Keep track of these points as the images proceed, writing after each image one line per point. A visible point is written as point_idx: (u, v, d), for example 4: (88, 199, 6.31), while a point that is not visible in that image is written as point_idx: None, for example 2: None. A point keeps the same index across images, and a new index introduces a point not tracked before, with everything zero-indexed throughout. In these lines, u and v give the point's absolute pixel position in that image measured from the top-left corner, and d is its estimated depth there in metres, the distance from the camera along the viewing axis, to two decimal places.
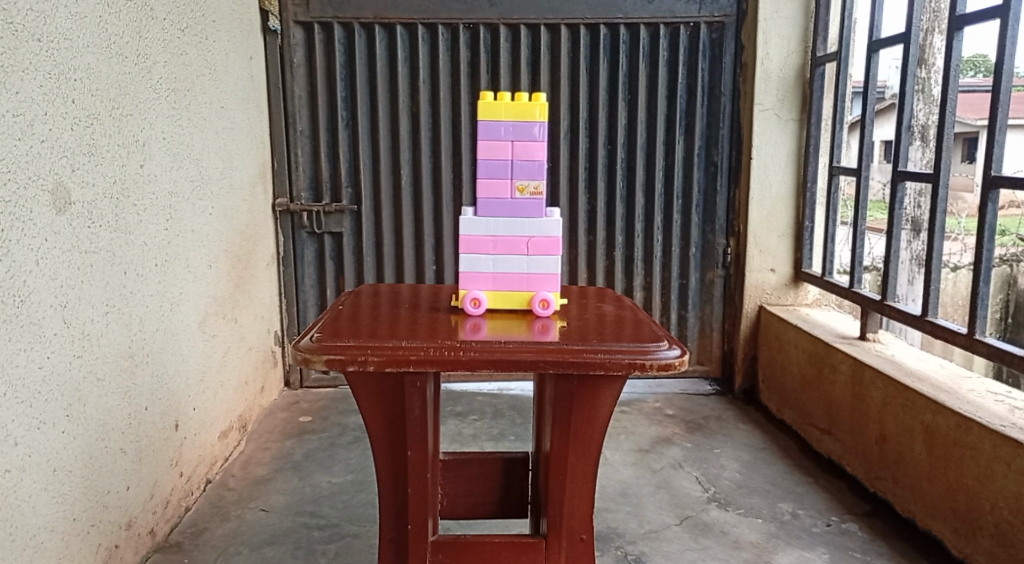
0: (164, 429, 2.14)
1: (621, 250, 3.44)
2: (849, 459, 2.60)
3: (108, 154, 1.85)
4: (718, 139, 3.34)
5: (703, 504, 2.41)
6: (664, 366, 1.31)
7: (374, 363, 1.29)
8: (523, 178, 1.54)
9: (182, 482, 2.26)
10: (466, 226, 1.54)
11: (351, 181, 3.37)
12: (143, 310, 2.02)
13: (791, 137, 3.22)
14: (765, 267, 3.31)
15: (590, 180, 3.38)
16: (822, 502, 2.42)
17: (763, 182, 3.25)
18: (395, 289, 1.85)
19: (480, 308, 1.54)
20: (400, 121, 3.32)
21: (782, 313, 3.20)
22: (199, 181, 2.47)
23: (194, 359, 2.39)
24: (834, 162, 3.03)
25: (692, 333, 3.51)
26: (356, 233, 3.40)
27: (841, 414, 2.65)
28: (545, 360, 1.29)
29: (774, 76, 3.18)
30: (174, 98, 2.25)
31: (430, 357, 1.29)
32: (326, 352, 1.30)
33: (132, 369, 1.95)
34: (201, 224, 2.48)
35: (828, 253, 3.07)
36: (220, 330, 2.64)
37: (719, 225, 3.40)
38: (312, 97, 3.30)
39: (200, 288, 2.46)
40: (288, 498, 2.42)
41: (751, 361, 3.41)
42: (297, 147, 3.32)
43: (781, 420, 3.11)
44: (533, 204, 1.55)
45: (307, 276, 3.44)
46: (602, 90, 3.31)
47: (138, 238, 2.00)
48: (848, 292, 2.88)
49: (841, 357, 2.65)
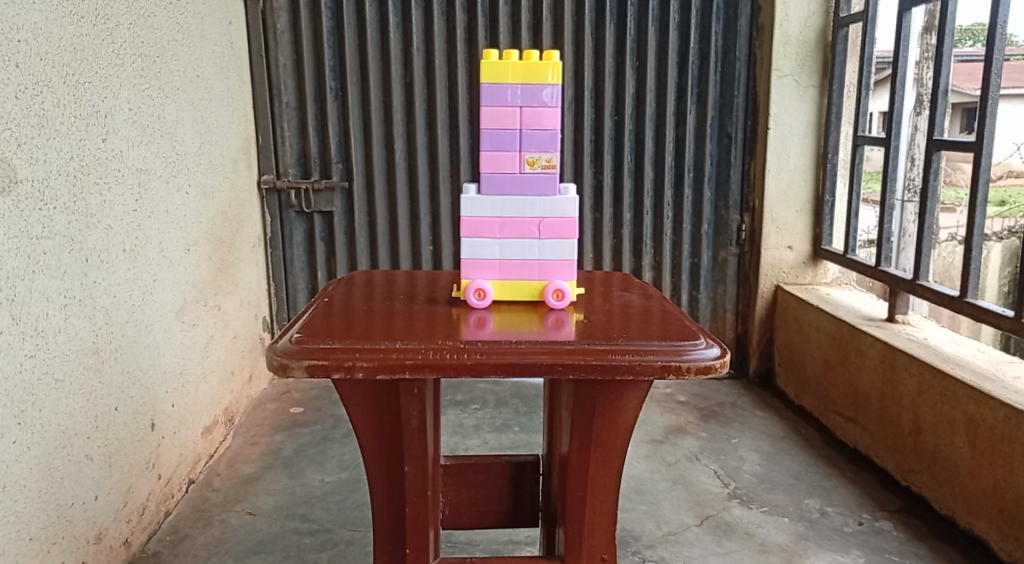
0: (137, 429, 1.95)
1: (629, 228, 3.23)
2: (877, 450, 2.43)
3: (61, 126, 1.65)
4: (733, 108, 3.14)
5: (725, 501, 2.24)
6: (702, 369, 1.11)
7: (364, 370, 1.09)
8: (534, 150, 1.34)
9: (160, 485, 2.09)
10: (467, 206, 1.35)
11: (341, 156, 3.16)
12: (110, 302, 1.83)
13: (811, 103, 3.02)
14: (782, 245, 3.13)
15: (596, 152, 3.16)
16: (852, 498, 2.25)
17: (781, 154, 3.06)
18: (387, 276, 1.67)
19: (485, 300, 1.34)
20: (394, 91, 3.10)
21: (801, 293, 3.02)
22: (173, 156, 2.26)
23: (173, 352, 2.20)
24: (859, 131, 2.83)
25: (704, 315, 3.31)
26: (347, 212, 3.20)
27: (869, 403, 2.47)
28: (564, 363, 1.10)
29: (794, 39, 2.98)
30: (141, 64, 2.04)
31: (431, 361, 1.09)
32: (308, 356, 1.10)
33: (98, 366, 1.76)
34: (177, 205, 2.28)
35: (851, 229, 2.89)
36: (200, 319, 2.44)
37: (733, 200, 3.21)
38: (298, 65, 3.08)
39: (177, 273, 2.27)
40: (277, 499, 2.24)
41: (767, 344, 3.23)
42: (283, 120, 3.12)
43: (801, 407, 2.94)
44: (545, 179, 1.35)
45: (296, 257, 3.24)
46: (609, 57, 3.09)
47: (101, 221, 1.80)
48: (873, 270, 2.69)
49: (870, 341, 2.47)
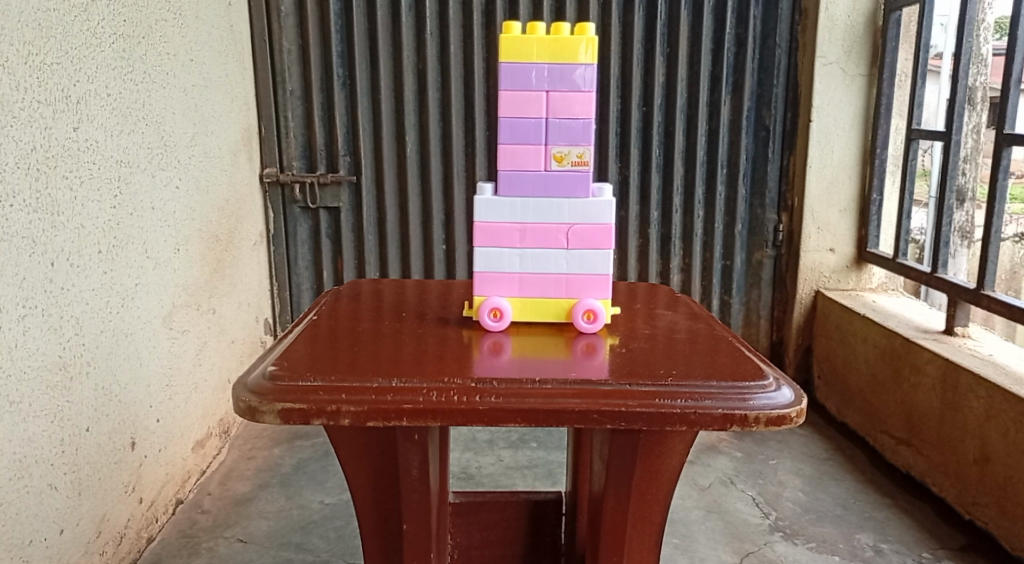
0: (113, 451, 1.75)
1: (656, 227, 2.99)
2: (934, 478, 2.21)
3: (22, 112, 1.45)
4: (771, 98, 2.90)
5: (767, 535, 2.01)
6: (774, 420, 0.89)
7: (351, 416, 0.88)
8: (561, 144, 1.12)
9: (142, 510, 1.89)
10: (482, 210, 1.13)
11: (349, 148, 2.95)
12: (82, 310, 1.64)
13: (858, 94, 2.79)
14: (822, 247, 2.90)
15: (622, 146, 2.93)
16: (908, 534, 2.03)
17: (823, 148, 2.83)
18: (389, 288, 1.46)
19: (502, 321, 1.13)
20: (405, 79, 2.88)
21: (844, 300, 2.79)
22: (161, 148, 2.06)
23: (158, 361, 2.01)
24: (913, 123, 2.60)
25: (736, 321, 3.07)
26: (355, 208, 2.99)
27: (925, 425, 2.24)
28: (600, 411, 0.88)
29: (841, 24, 2.75)
30: (121, 44, 1.84)
31: (435, 407, 0.87)
32: (281, 397, 0.88)
33: (66, 383, 1.57)
34: (166, 200, 2.08)
35: (901, 232, 2.66)
36: (192, 324, 2.24)
37: (770, 198, 2.97)
38: (303, 51, 2.88)
39: (165, 276, 2.07)
40: (272, 524, 2.04)
41: (805, 354, 3.00)
42: (287, 110, 2.92)
43: (844, 424, 2.71)
44: (574, 178, 1.13)
45: (300, 256, 3.04)
46: (638, 42, 2.85)
47: (72, 220, 1.61)
48: (930, 279, 2.46)
49: (927, 357, 2.23)
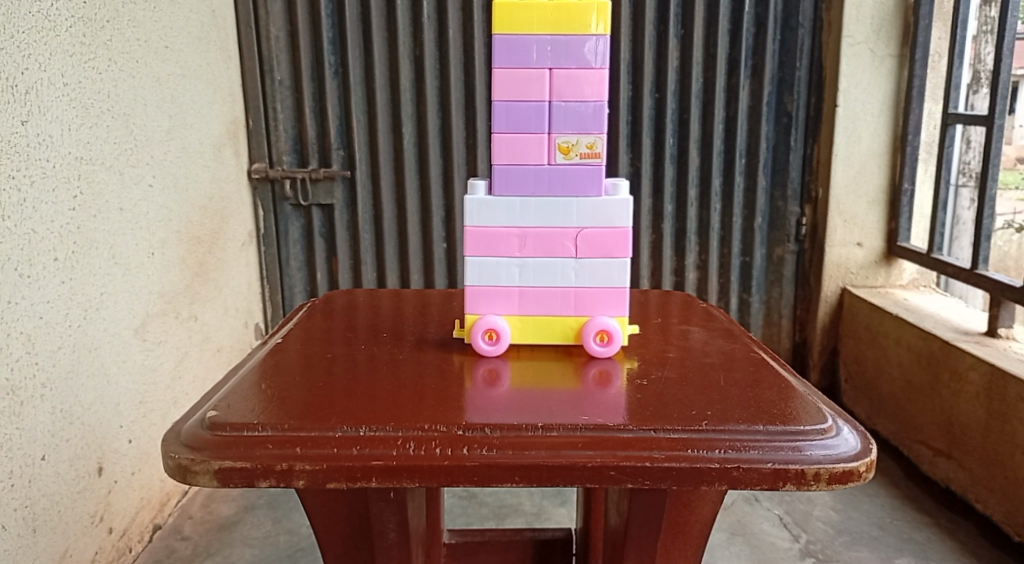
0: (76, 480, 1.59)
1: (670, 222, 2.80)
2: (978, 494, 2.02)
3: None
4: (794, 82, 2.70)
5: (797, 561, 1.84)
6: (839, 477, 0.70)
7: (308, 477, 0.69)
8: (568, 132, 0.94)
9: (112, 540, 1.73)
10: (474, 211, 0.95)
11: (342, 142, 2.77)
12: (35, 324, 1.47)
13: (888, 77, 2.60)
14: (849, 241, 2.71)
15: (632, 136, 2.74)
16: (953, 559, 1.85)
17: (850, 135, 2.63)
18: (371, 302, 1.28)
19: (499, 345, 0.96)
20: (401, 67, 2.70)
21: (873, 298, 2.60)
22: (131, 143, 1.89)
23: (130, 377, 1.84)
24: (949, 108, 2.41)
25: (756, 321, 2.88)
26: (349, 205, 2.81)
27: (967, 436, 2.05)
28: (619, 468, 0.69)
29: (868, 1, 2.55)
30: (80, 28, 1.66)
31: (410, 465, 0.69)
32: (221, 452, 0.70)
33: (15, 409, 1.40)
34: (136, 200, 1.91)
35: (937, 225, 2.46)
36: (170, 333, 2.08)
37: (792, 189, 2.78)
38: (292, 38, 2.69)
39: (138, 283, 1.90)
40: (256, 552, 1.87)
41: (829, 356, 2.81)
42: (276, 101, 2.74)
43: (876, 432, 2.52)
44: (583, 172, 0.94)
45: (293, 257, 2.86)
46: (649, 24, 2.66)
47: (20, 225, 1.44)
48: (970, 276, 2.26)
49: (970, 363, 2.04)
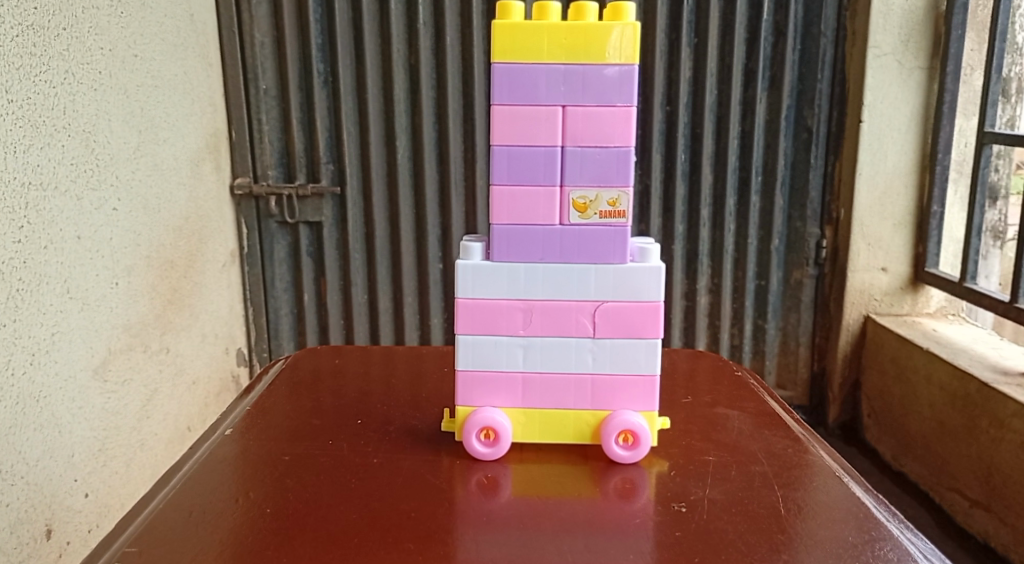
0: (18, 549, 1.40)
1: (681, 243, 2.62)
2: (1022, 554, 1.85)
3: None
4: (815, 96, 2.51)
5: None
6: None
7: None
8: (586, 184, 0.84)
9: None
10: (473, 281, 0.85)
11: (331, 155, 2.58)
12: None
13: (917, 91, 2.42)
14: (873, 266, 2.53)
15: (642, 151, 2.56)
16: None
17: (877, 153, 2.45)
18: (354, 369, 1.13)
19: (499, 445, 0.84)
20: (394, 76, 2.52)
21: (899, 328, 2.42)
22: (91, 164, 1.70)
23: (87, 423, 1.65)
24: (985, 125, 2.22)
25: (772, 349, 2.70)
26: (338, 222, 2.63)
27: (1009, 490, 1.87)
28: None
29: (897, 9, 2.37)
30: (29, 37, 1.48)
31: None
32: None
33: None
34: (98, 226, 1.72)
35: (969, 251, 2.28)
36: (137, 368, 1.89)
37: (812, 210, 2.59)
38: (278, 44, 2.51)
39: (98, 319, 1.71)
40: None
41: (851, 388, 2.64)
42: (261, 111, 2.55)
43: (903, 474, 2.34)
44: (601, 232, 0.85)
45: (278, 277, 2.68)
46: (661, 32, 2.48)
47: None
48: (1008, 310, 2.08)
49: (1012, 409, 1.85)
